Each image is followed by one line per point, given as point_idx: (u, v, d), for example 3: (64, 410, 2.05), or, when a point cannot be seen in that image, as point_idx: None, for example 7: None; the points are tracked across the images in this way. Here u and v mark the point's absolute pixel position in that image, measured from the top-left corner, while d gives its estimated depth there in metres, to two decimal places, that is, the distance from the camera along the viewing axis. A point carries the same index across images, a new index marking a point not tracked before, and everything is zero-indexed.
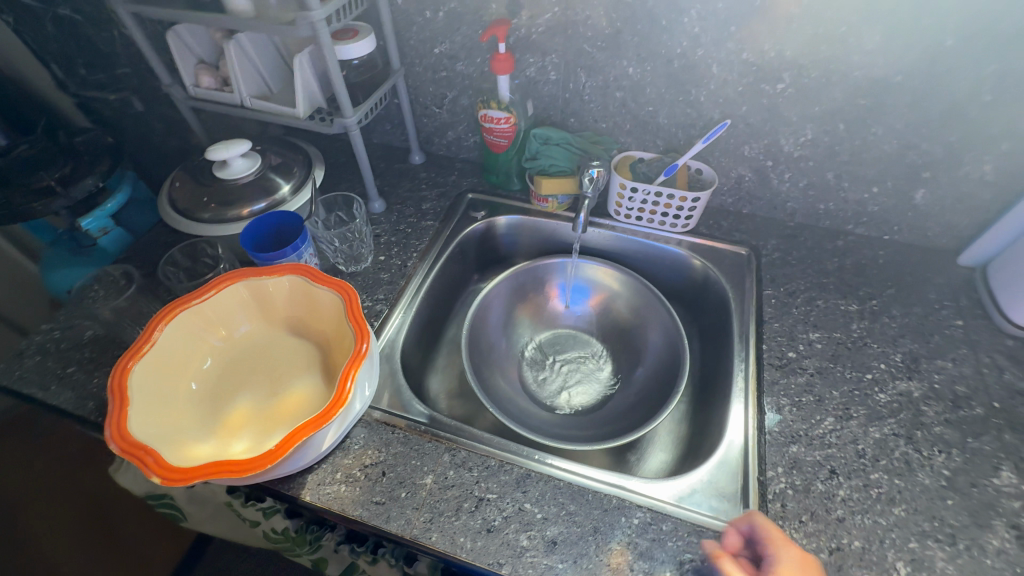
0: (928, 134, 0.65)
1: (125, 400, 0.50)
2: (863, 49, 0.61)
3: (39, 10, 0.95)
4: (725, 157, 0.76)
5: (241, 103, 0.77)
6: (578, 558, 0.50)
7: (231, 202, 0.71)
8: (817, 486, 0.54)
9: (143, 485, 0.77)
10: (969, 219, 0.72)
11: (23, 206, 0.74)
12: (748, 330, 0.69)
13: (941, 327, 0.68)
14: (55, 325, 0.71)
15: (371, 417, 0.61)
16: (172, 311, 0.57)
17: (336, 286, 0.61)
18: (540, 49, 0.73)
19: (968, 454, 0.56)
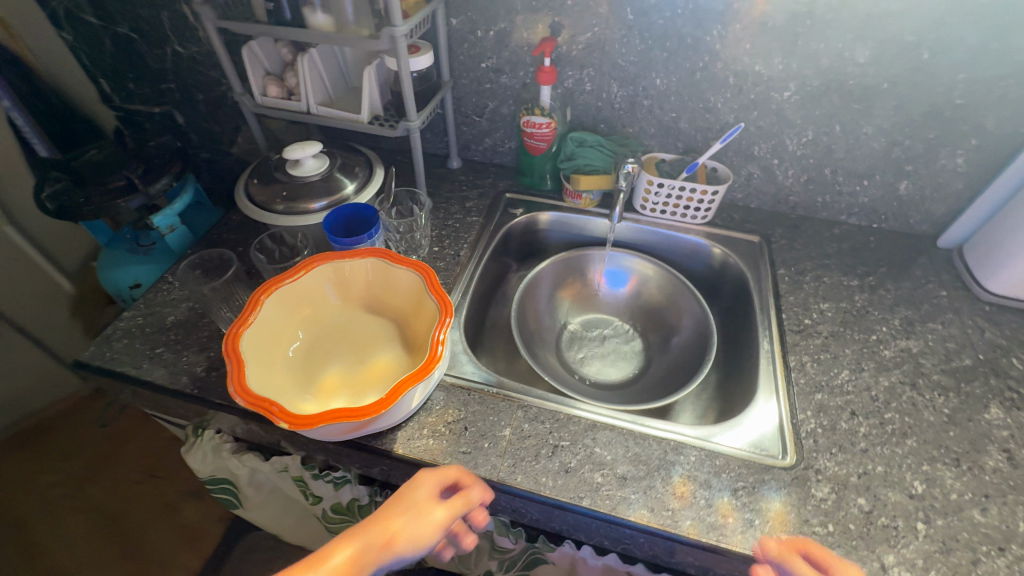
0: (910, 132, 0.77)
1: (242, 362, 0.57)
2: (857, 61, 0.73)
3: (99, 28, 1.00)
4: (737, 156, 0.88)
5: (308, 110, 0.85)
6: (646, 489, 0.58)
7: (306, 196, 0.78)
8: (842, 425, 0.63)
9: (208, 468, 0.81)
10: (945, 207, 0.84)
11: (103, 203, 0.79)
12: (768, 303, 0.79)
13: (929, 297, 0.79)
14: (137, 311, 0.76)
15: (447, 382, 0.68)
16: (271, 288, 0.64)
17: (415, 266, 0.68)
18: (579, 63, 0.83)
19: (962, 396, 0.66)
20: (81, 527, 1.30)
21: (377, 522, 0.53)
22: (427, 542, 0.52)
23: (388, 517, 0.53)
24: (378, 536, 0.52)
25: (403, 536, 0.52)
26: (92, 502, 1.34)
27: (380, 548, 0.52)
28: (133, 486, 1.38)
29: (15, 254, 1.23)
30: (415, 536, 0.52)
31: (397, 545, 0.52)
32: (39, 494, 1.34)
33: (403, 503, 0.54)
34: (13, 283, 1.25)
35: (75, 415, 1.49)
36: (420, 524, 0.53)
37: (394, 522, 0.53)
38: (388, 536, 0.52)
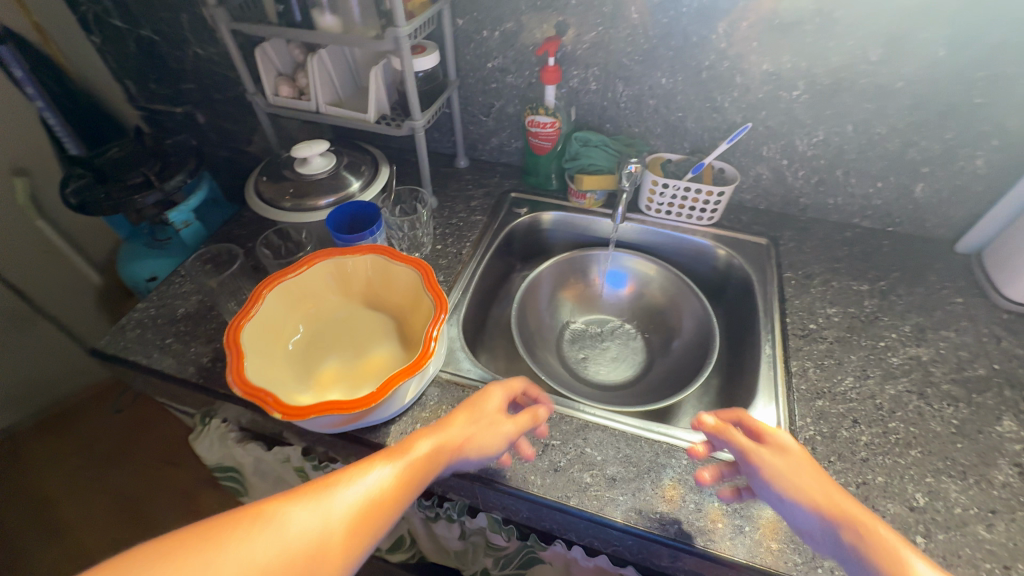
0: (927, 132, 0.75)
1: (242, 354, 0.59)
2: (869, 59, 0.71)
3: (125, 31, 1.04)
4: (745, 157, 0.86)
5: (317, 110, 0.87)
6: (635, 491, 0.57)
7: (312, 193, 0.80)
8: (842, 433, 0.62)
9: (215, 455, 0.84)
10: (964, 211, 0.81)
11: (122, 198, 0.83)
12: (772, 307, 0.77)
13: (943, 303, 0.76)
14: (150, 303, 0.79)
15: (442, 378, 0.69)
16: (273, 282, 0.66)
17: (413, 263, 0.69)
18: (584, 63, 0.83)
19: (973, 407, 0.64)
20: (102, 509, 1.36)
21: (454, 421, 0.54)
22: (502, 445, 0.55)
23: (465, 419, 0.55)
24: (458, 433, 0.53)
25: (478, 437, 0.54)
26: (113, 487, 1.40)
27: (459, 443, 0.53)
28: (153, 473, 1.43)
29: (46, 246, 1.29)
30: (492, 438, 0.55)
31: (473, 443, 0.53)
32: (64, 476, 1.41)
33: (477, 407, 0.56)
34: (46, 274, 1.32)
35: (99, 402, 1.55)
36: (495, 427, 0.56)
37: (471, 422, 0.55)
38: (467, 434, 0.53)
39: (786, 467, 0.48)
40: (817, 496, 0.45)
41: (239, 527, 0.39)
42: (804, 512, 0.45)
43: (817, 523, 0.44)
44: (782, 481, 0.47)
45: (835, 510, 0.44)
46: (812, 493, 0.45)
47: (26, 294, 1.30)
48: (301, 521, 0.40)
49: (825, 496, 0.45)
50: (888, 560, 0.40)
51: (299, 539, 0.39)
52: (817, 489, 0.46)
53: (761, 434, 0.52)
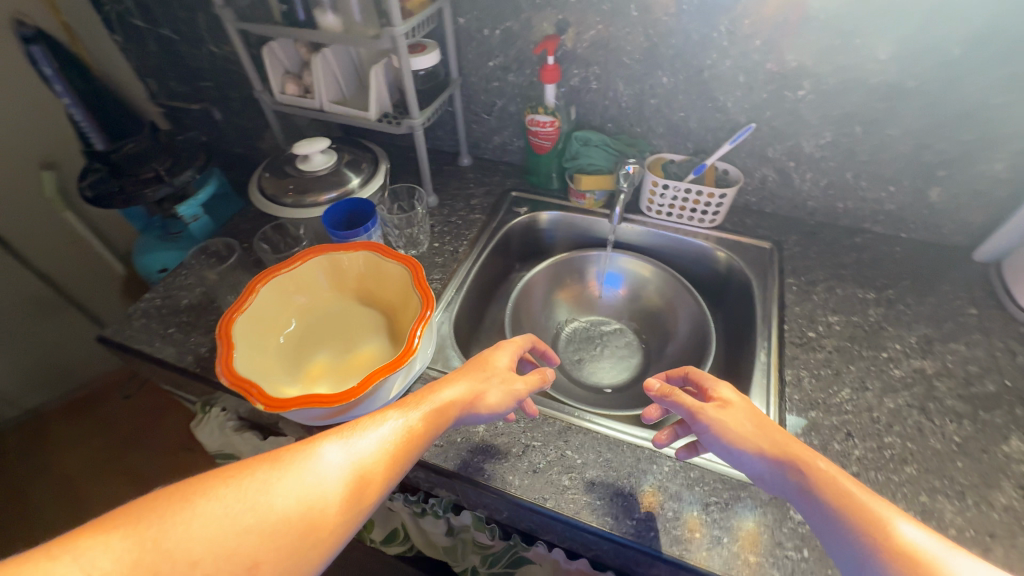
0: (941, 134, 0.71)
1: (232, 345, 0.60)
2: (877, 58, 0.68)
3: (146, 31, 1.08)
4: (750, 158, 0.84)
5: (321, 108, 0.89)
6: (613, 496, 0.57)
7: (311, 190, 0.81)
8: (834, 446, 0.59)
9: (216, 442, 0.86)
10: (983, 218, 0.77)
11: (134, 191, 0.86)
12: (771, 313, 0.75)
13: (955, 314, 0.73)
14: (156, 294, 0.82)
15: (430, 375, 0.70)
16: (267, 276, 0.67)
17: (404, 261, 0.70)
18: (584, 62, 0.82)
19: (979, 425, 0.61)
20: (120, 489, 1.42)
21: (463, 377, 0.56)
22: (510, 400, 0.56)
23: (473, 375, 0.56)
24: (467, 388, 0.54)
25: (486, 392, 0.55)
26: (132, 469, 1.46)
27: (467, 397, 0.54)
28: (169, 458, 1.48)
29: (73, 237, 1.36)
30: (500, 393, 0.56)
31: (482, 398, 0.55)
32: (88, 457, 1.48)
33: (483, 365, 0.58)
34: (73, 265, 1.39)
35: (122, 388, 1.62)
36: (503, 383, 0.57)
37: (479, 378, 0.56)
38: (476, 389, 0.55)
39: (729, 421, 0.50)
40: (759, 443, 0.48)
41: (259, 471, 0.39)
42: (751, 460, 0.48)
43: (764, 468, 0.47)
44: (727, 434, 0.50)
45: (777, 452, 0.47)
46: (755, 441, 0.48)
47: (55, 283, 1.37)
48: (320, 466, 0.41)
49: (768, 441, 0.48)
50: (830, 488, 0.43)
51: (320, 482, 0.40)
52: (760, 436, 0.48)
53: (706, 392, 0.55)
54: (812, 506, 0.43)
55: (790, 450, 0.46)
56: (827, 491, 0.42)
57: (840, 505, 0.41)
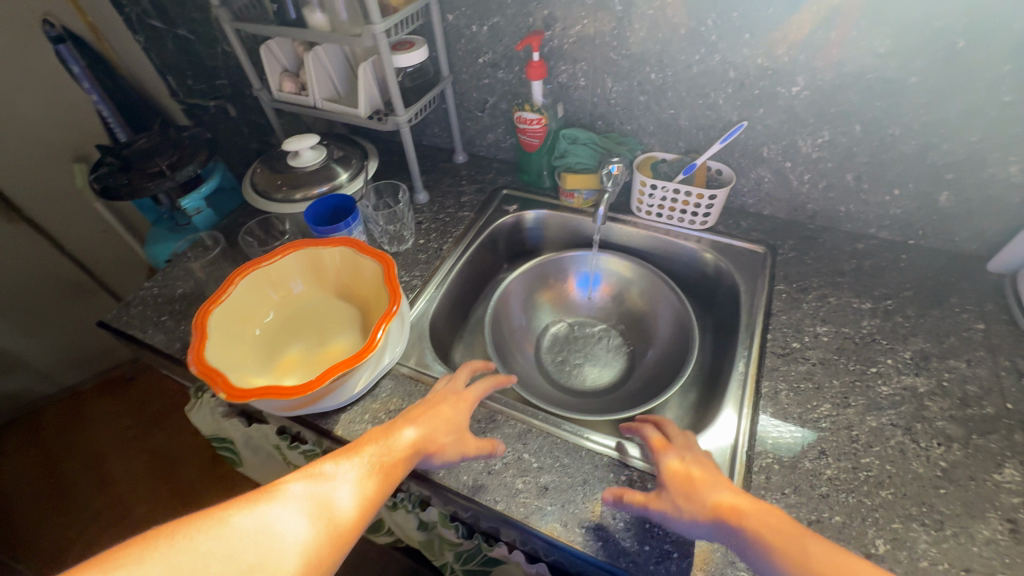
0: (947, 133, 0.66)
1: (205, 334, 0.63)
2: (875, 52, 0.63)
3: (164, 31, 1.13)
4: (744, 158, 0.80)
5: (314, 105, 0.90)
6: (565, 503, 0.56)
7: (300, 186, 0.83)
8: (805, 464, 0.56)
9: (209, 426, 0.89)
10: (998, 225, 0.71)
11: (140, 185, 0.91)
12: (755, 321, 0.72)
13: (959, 329, 0.67)
14: (155, 283, 0.86)
15: (399, 371, 0.70)
16: (246, 269, 0.70)
17: (378, 257, 0.71)
18: (571, 58, 0.81)
19: (970, 449, 0.56)
20: (141, 464, 1.48)
21: (417, 422, 0.56)
22: (471, 445, 0.57)
23: (428, 419, 0.56)
24: (421, 434, 0.55)
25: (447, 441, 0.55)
26: (153, 446, 1.52)
27: (423, 441, 0.54)
28: (188, 436, 1.53)
29: (103, 227, 1.43)
30: (462, 441, 0.56)
31: (439, 442, 0.55)
32: (116, 432, 1.55)
33: (438, 406, 0.58)
34: (106, 254, 1.48)
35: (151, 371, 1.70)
36: (461, 426, 0.58)
37: (437, 421, 0.56)
38: (433, 433, 0.55)
39: (672, 496, 0.50)
40: (703, 508, 0.47)
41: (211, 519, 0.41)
42: (703, 531, 0.47)
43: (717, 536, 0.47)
44: (675, 510, 0.49)
45: (723, 513, 0.46)
46: (698, 508, 0.48)
47: (88, 268, 1.46)
48: (282, 505, 0.44)
49: (709, 502, 0.47)
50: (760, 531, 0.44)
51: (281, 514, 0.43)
52: (702, 499, 0.48)
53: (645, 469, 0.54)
54: (763, 561, 0.43)
55: (735, 509, 0.46)
56: (775, 545, 0.43)
57: (794, 560, 0.41)
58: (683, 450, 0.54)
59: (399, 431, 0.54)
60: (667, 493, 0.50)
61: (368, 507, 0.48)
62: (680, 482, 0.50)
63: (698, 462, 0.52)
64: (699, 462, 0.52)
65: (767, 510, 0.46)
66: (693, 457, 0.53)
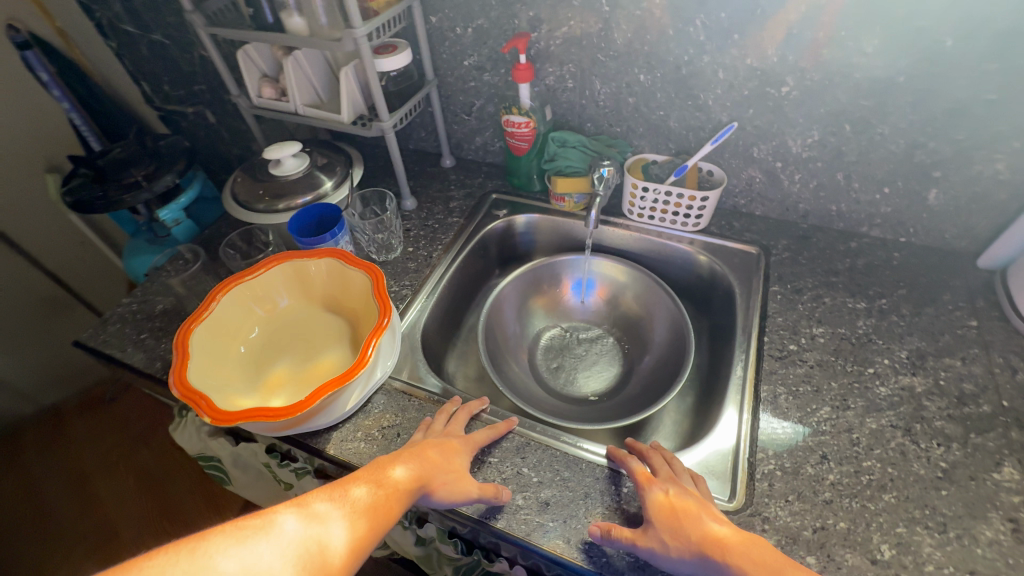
0: (935, 132, 0.66)
1: (187, 355, 0.60)
2: (863, 52, 0.63)
3: (136, 36, 1.09)
4: (735, 159, 0.79)
5: (295, 111, 0.88)
6: (567, 518, 0.54)
7: (282, 195, 0.80)
8: (807, 469, 0.56)
9: (195, 446, 0.86)
10: (987, 222, 0.71)
11: (116, 197, 0.87)
12: (751, 323, 0.71)
13: (953, 327, 0.67)
14: (133, 299, 0.83)
15: (391, 386, 0.68)
16: (229, 285, 0.67)
17: (366, 268, 0.69)
18: (558, 59, 0.79)
19: (969, 449, 0.56)
20: (127, 483, 1.44)
21: (420, 456, 0.55)
22: (472, 487, 0.54)
23: (432, 454, 0.55)
24: (423, 469, 0.54)
25: (442, 481, 0.54)
26: (139, 463, 1.47)
27: (424, 477, 0.53)
28: (174, 452, 1.49)
29: (80, 238, 1.39)
30: (459, 482, 0.54)
31: (439, 481, 0.54)
32: (99, 450, 1.51)
33: (437, 446, 0.57)
34: (84, 267, 1.43)
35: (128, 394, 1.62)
36: (463, 466, 0.56)
37: (437, 461, 0.55)
38: (436, 469, 0.54)
39: (660, 532, 0.49)
40: (692, 545, 0.47)
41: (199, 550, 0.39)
42: (690, 567, 0.47)
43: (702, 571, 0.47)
44: (664, 547, 0.48)
45: (713, 549, 0.47)
46: (687, 545, 0.47)
47: (65, 283, 1.41)
48: (266, 546, 0.41)
49: (699, 538, 0.47)
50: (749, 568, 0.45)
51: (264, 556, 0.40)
52: (691, 534, 0.48)
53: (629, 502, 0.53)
54: None
55: (724, 545, 0.47)
56: None
57: None
58: (666, 478, 0.54)
59: (400, 464, 0.53)
60: (655, 530, 0.49)
61: (358, 550, 0.46)
62: (667, 515, 0.49)
63: (681, 491, 0.52)
64: (686, 493, 0.52)
65: (755, 546, 0.47)
66: (675, 485, 0.53)
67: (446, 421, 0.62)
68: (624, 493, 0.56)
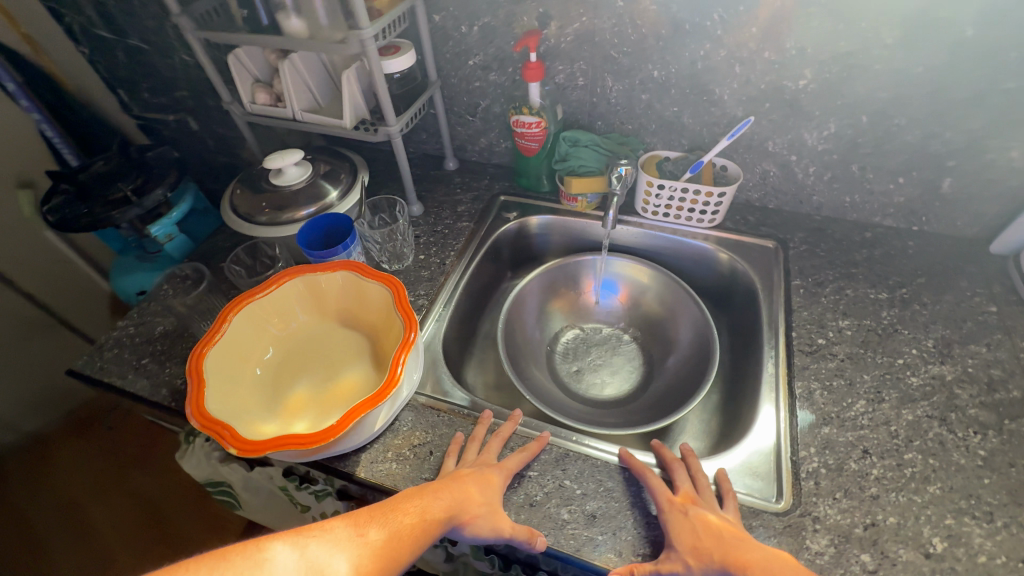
0: (952, 122, 0.66)
1: (202, 381, 0.56)
2: (882, 43, 0.62)
3: (112, 41, 1.02)
4: (750, 153, 0.79)
5: (293, 117, 0.83)
6: (617, 530, 0.53)
7: (286, 206, 0.76)
8: (851, 465, 0.56)
9: (203, 471, 0.81)
10: (999, 209, 0.72)
11: (102, 214, 0.82)
12: (778, 319, 0.71)
13: (974, 314, 0.68)
14: (130, 321, 0.78)
15: (417, 401, 0.66)
16: (240, 304, 0.63)
17: (385, 280, 0.66)
18: (569, 57, 0.77)
19: (1004, 435, 0.56)
20: (121, 510, 1.37)
21: (451, 486, 0.53)
22: (507, 524, 0.52)
23: (465, 482, 0.53)
24: (456, 501, 0.52)
25: (473, 514, 0.52)
26: (133, 488, 1.41)
27: (455, 509, 0.51)
28: (170, 474, 1.43)
29: (58, 258, 1.32)
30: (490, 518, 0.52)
31: (472, 514, 0.52)
32: (88, 477, 1.43)
33: (472, 476, 0.55)
34: (63, 287, 1.36)
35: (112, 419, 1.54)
36: (496, 500, 0.54)
37: (469, 492, 0.53)
38: (468, 501, 0.52)
39: (681, 555, 0.47)
40: (715, 564, 0.46)
41: None
42: None
43: None
44: (686, 570, 0.47)
45: (737, 568, 0.46)
46: (710, 566, 0.46)
47: (43, 304, 1.33)
48: None
49: (721, 556, 0.47)
50: None
51: None
52: (714, 552, 0.47)
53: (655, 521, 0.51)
54: None
55: (750, 561, 0.46)
56: None
57: None
58: (687, 497, 0.52)
59: (429, 495, 0.52)
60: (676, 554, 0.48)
61: None
62: (689, 538, 0.48)
63: (702, 510, 0.51)
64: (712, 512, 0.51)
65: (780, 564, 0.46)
66: (699, 505, 0.51)
67: (478, 449, 0.60)
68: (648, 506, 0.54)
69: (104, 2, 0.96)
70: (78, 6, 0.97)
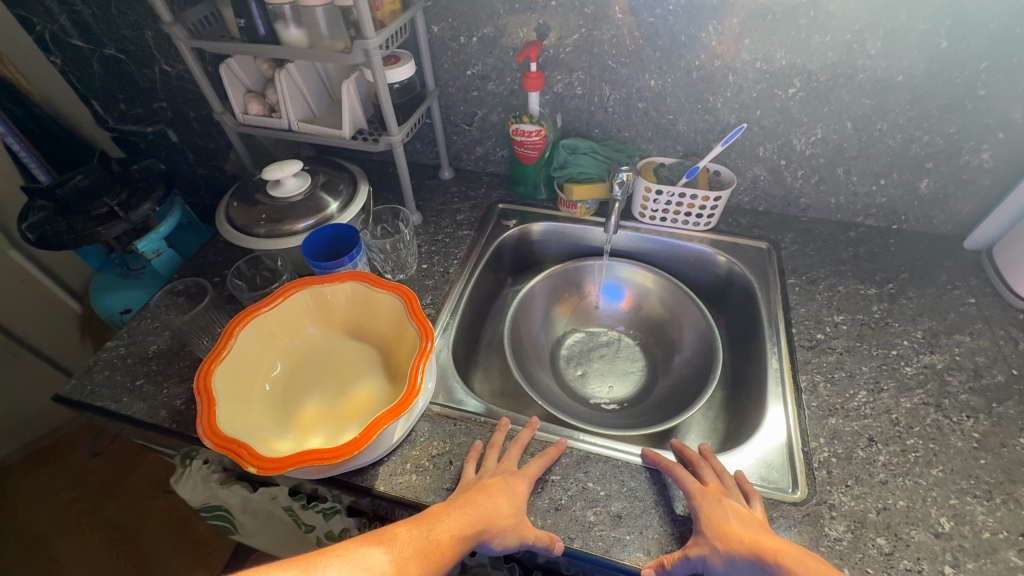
0: (929, 126, 0.71)
1: (212, 400, 0.54)
2: (867, 54, 0.67)
3: (87, 51, 0.93)
4: (741, 158, 0.82)
5: (289, 128, 0.82)
6: (643, 529, 0.54)
7: (285, 218, 0.75)
8: (859, 453, 0.58)
9: (200, 497, 0.74)
10: (971, 207, 0.77)
11: (86, 231, 0.78)
12: (777, 316, 0.74)
13: (956, 305, 0.73)
14: (120, 342, 0.75)
15: (432, 411, 0.66)
16: (247, 318, 0.61)
17: (396, 290, 0.65)
18: (567, 67, 0.79)
19: (995, 418, 0.60)
20: (93, 543, 1.29)
21: (479, 498, 0.52)
22: (531, 532, 0.52)
23: (492, 493, 0.53)
24: (485, 513, 0.51)
25: (502, 525, 0.51)
26: (106, 519, 1.33)
27: (483, 522, 0.51)
28: (147, 502, 1.35)
29: (20, 277, 1.18)
30: (517, 530, 0.52)
31: (501, 526, 0.51)
32: (55, 510, 1.34)
33: (499, 486, 0.54)
34: (30, 309, 1.23)
35: (82, 447, 1.46)
36: (523, 509, 0.54)
37: (497, 504, 0.52)
38: (497, 513, 0.51)
39: (711, 541, 0.49)
40: (746, 549, 0.48)
41: None
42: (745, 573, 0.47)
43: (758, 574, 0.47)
44: (717, 554, 0.48)
45: (767, 556, 0.47)
46: (741, 552, 0.47)
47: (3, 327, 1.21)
48: None
49: (752, 546, 0.48)
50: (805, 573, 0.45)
51: None
52: (745, 540, 0.48)
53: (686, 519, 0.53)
54: None
55: (780, 549, 0.47)
56: None
57: None
58: (716, 489, 0.54)
59: (457, 510, 0.51)
60: (705, 540, 0.49)
61: None
62: (718, 524, 0.49)
63: (730, 500, 0.52)
64: (740, 507, 0.52)
65: (806, 554, 0.47)
66: (728, 497, 0.53)
67: (499, 455, 0.60)
68: (674, 501, 0.55)
69: (78, 9, 0.88)
70: (50, 14, 0.88)
